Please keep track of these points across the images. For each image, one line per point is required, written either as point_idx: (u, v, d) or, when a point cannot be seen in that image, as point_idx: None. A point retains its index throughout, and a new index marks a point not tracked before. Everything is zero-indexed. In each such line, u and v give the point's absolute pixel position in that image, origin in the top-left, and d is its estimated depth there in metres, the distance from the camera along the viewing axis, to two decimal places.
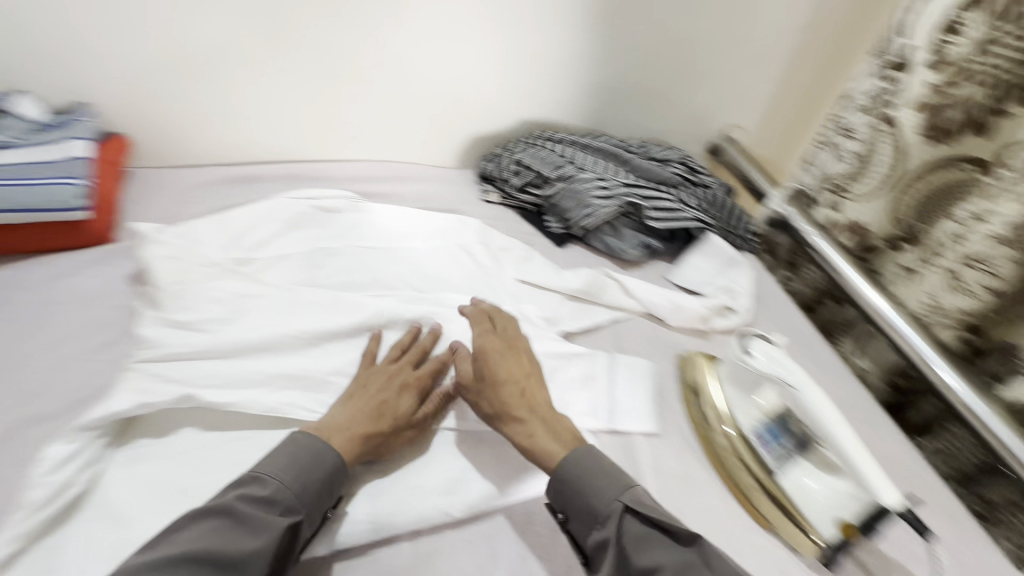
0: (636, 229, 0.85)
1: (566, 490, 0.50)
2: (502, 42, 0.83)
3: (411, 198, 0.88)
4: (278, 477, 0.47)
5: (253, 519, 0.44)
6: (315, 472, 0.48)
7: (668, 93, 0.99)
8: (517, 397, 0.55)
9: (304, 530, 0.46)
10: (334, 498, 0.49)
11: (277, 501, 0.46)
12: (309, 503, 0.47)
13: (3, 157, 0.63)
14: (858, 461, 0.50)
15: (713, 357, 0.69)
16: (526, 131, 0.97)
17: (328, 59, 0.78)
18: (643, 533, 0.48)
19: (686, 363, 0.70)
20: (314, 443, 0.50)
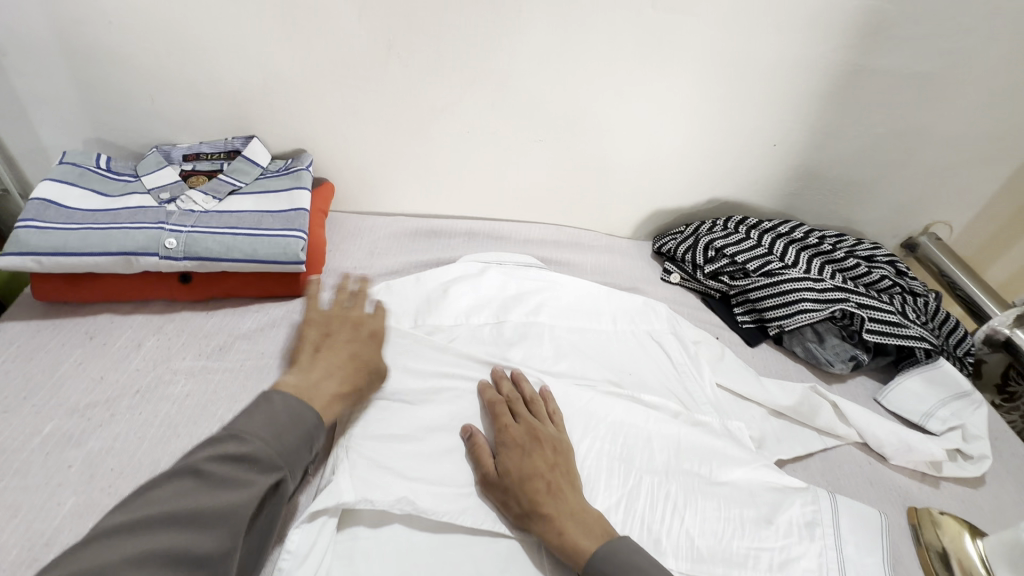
0: (844, 338, 0.75)
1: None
2: (716, 122, 0.78)
3: (589, 269, 0.83)
4: (271, 447, 0.43)
5: (225, 477, 0.40)
6: (291, 431, 0.45)
7: (878, 183, 0.89)
8: (545, 491, 0.50)
9: (286, 485, 0.44)
10: (313, 454, 0.47)
11: (257, 459, 0.42)
12: (288, 458, 0.44)
13: (242, 204, 0.66)
14: None
15: (966, 524, 0.58)
16: (712, 208, 0.91)
17: (538, 125, 0.76)
18: None
19: (924, 520, 0.59)
20: (291, 408, 0.47)
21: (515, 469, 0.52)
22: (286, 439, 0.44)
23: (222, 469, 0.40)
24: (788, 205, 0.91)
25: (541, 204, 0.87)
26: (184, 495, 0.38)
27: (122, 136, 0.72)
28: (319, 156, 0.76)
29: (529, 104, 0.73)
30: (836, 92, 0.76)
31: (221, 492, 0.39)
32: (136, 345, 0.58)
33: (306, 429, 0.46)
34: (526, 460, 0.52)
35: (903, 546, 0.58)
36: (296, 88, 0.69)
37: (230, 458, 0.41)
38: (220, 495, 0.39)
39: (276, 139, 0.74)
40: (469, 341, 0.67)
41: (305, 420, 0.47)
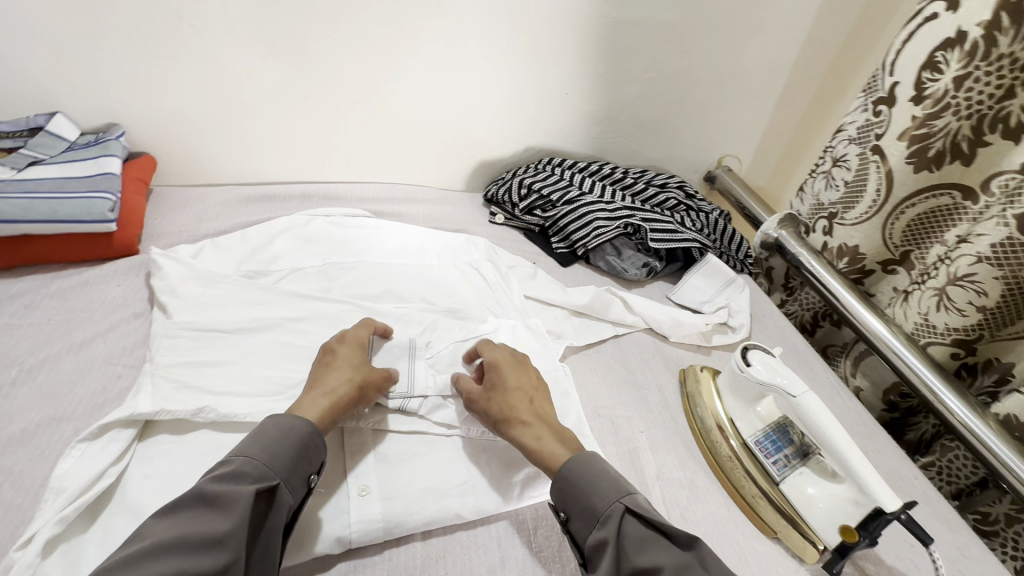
0: (638, 250, 0.88)
1: (571, 491, 0.50)
2: (511, 74, 0.89)
3: (420, 217, 0.92)
4: (268, 461, 0.47)
5: (224, 497, 0.43)
6: (282, 443, 0.48)
7: (666, 123, 1.04)
8: (526, 403, 0.57)
9: (282, 496, 0.46)
10: (311, 465, 0.49)
11: (248, 476, 0.45)
12: (285, 471, 0.47)
13: (47, 172, 0.68)
14: (859, 467, 0.51)
15: (715, 371, 0.71)
16: (531, 157, 1.02)
17: (347, 87, 0.82)
18: (643, 535, 0.47)
19: (688, 377, 0.71)
20: (292, 421, 0.50)
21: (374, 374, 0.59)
22: (282, 453, 0.47)
23: (216, 490, 0.43)
24: (596, 149, 1.04)
25: (373, 165, 0.94)
26: (187, 524, 0.41)
27: None
28: (135, 130, 0.79)
29: (330, 66, 0.80)
30: (605, 43, 0.89)
31: (212, 517, 0.42)
32: None
33: (309, 436, 0.49)
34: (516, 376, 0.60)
35: (669, 400, 0.70)
36: (93, 59, 0.72)
37: (223, 479, 0.44)
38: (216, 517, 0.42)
39: (85, 115, 0.76)
40: (292, 280, 0.72)
41: (302, 433, 0.49)
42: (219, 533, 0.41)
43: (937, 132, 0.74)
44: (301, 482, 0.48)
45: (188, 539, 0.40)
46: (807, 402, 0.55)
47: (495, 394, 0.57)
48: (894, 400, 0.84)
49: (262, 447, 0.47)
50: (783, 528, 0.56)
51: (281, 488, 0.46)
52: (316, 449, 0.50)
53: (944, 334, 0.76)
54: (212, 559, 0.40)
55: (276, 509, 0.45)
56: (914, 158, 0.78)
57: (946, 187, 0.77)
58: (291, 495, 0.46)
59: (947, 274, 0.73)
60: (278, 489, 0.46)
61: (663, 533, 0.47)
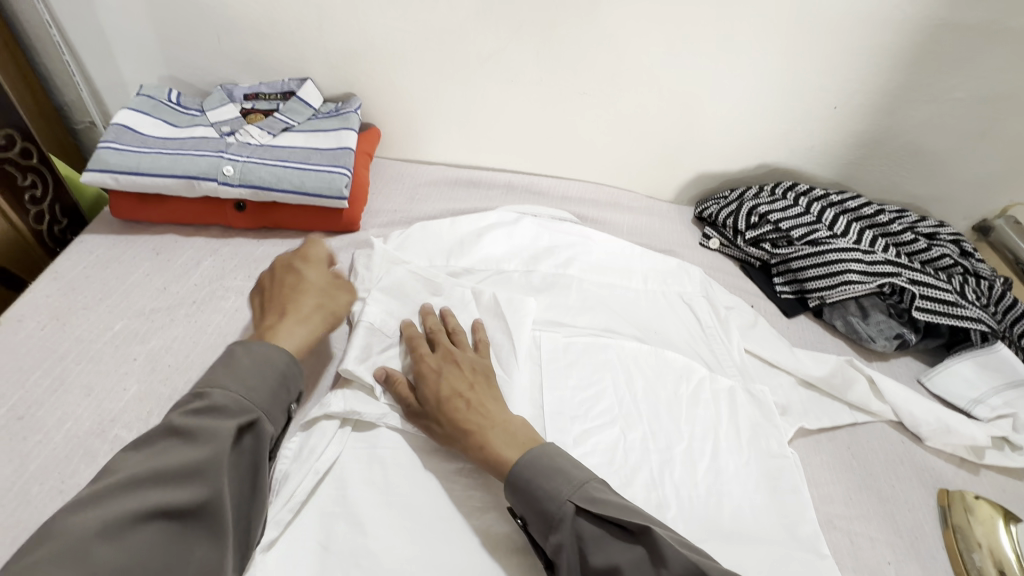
0: (891, 316, 0.72)
1: (523, 495, 0.46)
2: (771, 77, 0.74)
3: (624, 229, 0.83)
4: (246, 394, 0.45)
5: (200, 431, 0.41)
6: (267, 378, 0.46)
7: (954, 156, 0.82)
8: (464, 411, 0.50)
9: (265, 428, 0.45)
10: (289, 395, 0.48)
11: (227, 410, 0.43)
12: (263, 402, 0.45)
13: (295, 140, 0.70)
14: None
15: (996, 507, 0.56)
16: (762, 176, 0.87)
17: (583, 76, 0.75)
18: (597, 534, 0.43)
19: (954, 503, 0.57)
20: (270, 355, 0.48)
21: (432, 394, 0.51)
22: (258, 384, 0.46)
23: (193, 425, 0.41)
24: (848, 175, 0.85)
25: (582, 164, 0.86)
26: (160, 455, 0.39)
27: (192, 75, 0.77)
28: (369, 101, 0.79)
29: (574, 51, 0.72)
30: (910, 52, 0.70)
31: (185, 450, 0.40)
32: (193, 264, 0.64)
33: (285, 366, 0.48)
34: (448, 383, 0.52)
35: (925, 526, 0.56)
36: (351, 28, 0.71)
37: (200, 412, 0.42)
38: (182, 450, 0.40)
39: (330, 84, 0.77)
40: (498, 283, 0.68)
41: (278, 363, 0.48)
42: (193, 465, 0.39)
43: None
44: (280, 412, 0.47)
45: (171, 471, 0.38)
46: None
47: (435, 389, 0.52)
48: None
49: (240, 380, 0.45)
50: None
51: (263, 420, 0.45)
52: (291, 375, 0.49)
53: None
54: (195, 489, 0.39)
55: (264, 440, 0.44)
56: None
57: None
58: (271, 425, 0.45)
59: None
60: (260, 421, 0.44)
61: (619, 527, 0.42)
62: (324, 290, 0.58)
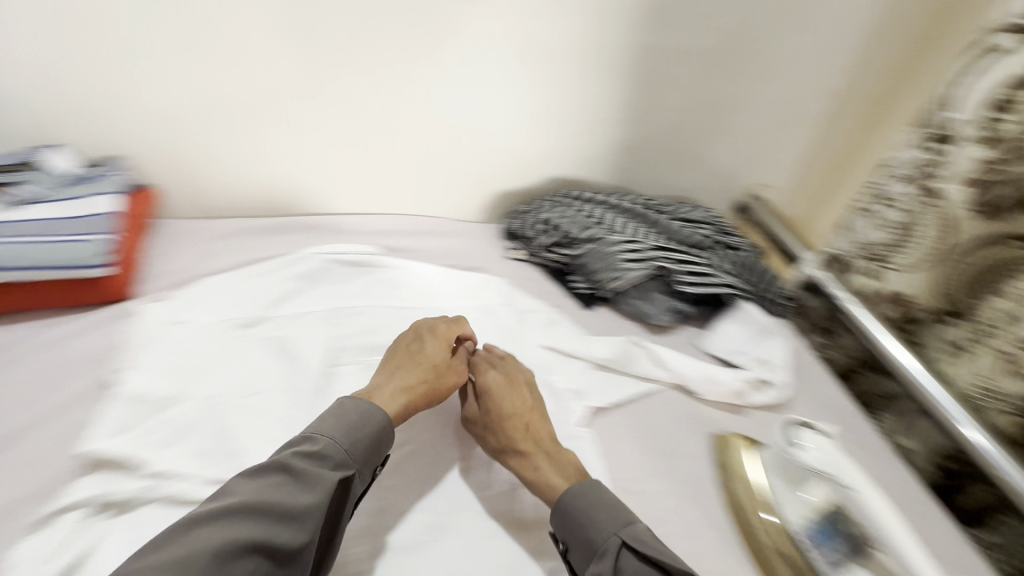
0: (667, 293, 0.82)
1: (567, 521, 0.52)
2: (531, 101, 0.84)
3: (433, 253, 0.87)
4: (349, 447, 0.50)
5: (309, 475, 0.46)
6: (360, 432, 0.51)
7: (699, 152, 0.98)
8: (523, 432, 0.58)
9: (354, 486, 0.49)
10: (381, 458, 0.52)
11: (325, 459, 0.48)
12: (358, 461, 0.50)
13: (38, 211, 0.64)
14: None
15: (753, 441, 0.65)
16: (553, 188, 0.96)
17: (362, 116, 0.79)
18: (642, 570, 0.48)
19: (721, 444, 0.65)
20: (359, 406, 0.53)
21: (498, 410, 0.59)
22: (358, 440, 0.51)
23: (301, 467, 0.46)
24: (624, 178, 0.98)
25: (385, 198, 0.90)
26: (271, 491, 0.44)
27: None
28: (142, 161, 0.77)
29: (342, 92, 0.76)
30: (634, 72, 0.83)
31: (295, 492, 0.45)
32: None
33: (382, 430, 0.53)
34: (511, 402, 0.60)
35: (702, 469, 0.64)
36: (103, 90, 0.69)
37: (304, 458, 0.47)
38: (297, 493, 0.45)
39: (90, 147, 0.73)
40: (298, 325, 0.67)
41: (375, 421, 0.53)
42: (295, 510, 0.44)
43: (1008, 177, 0.65)
44: (369, 471, 0.51)
45: (281, 505, 0.44)
46: None
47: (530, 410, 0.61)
48: (947, 465, 0.77)
49: (345, 433, 0.50)
50: None
51: (354, 480, 0.49)
52: (381, 441, 0.52)
53: (1009, 402, 0.68)
54: (295, 530, 0.44)
55: (352, 497, 0.49)
56: (976, 207, 0.70)
57: (1008, 236, 0.67)
58: (360, 483, 0.50)
59: (1012, 336, 0.67)
60: (354, 479, 0.49)
61: (664, 570, 0.48)
62: (440, 350, 0.62)
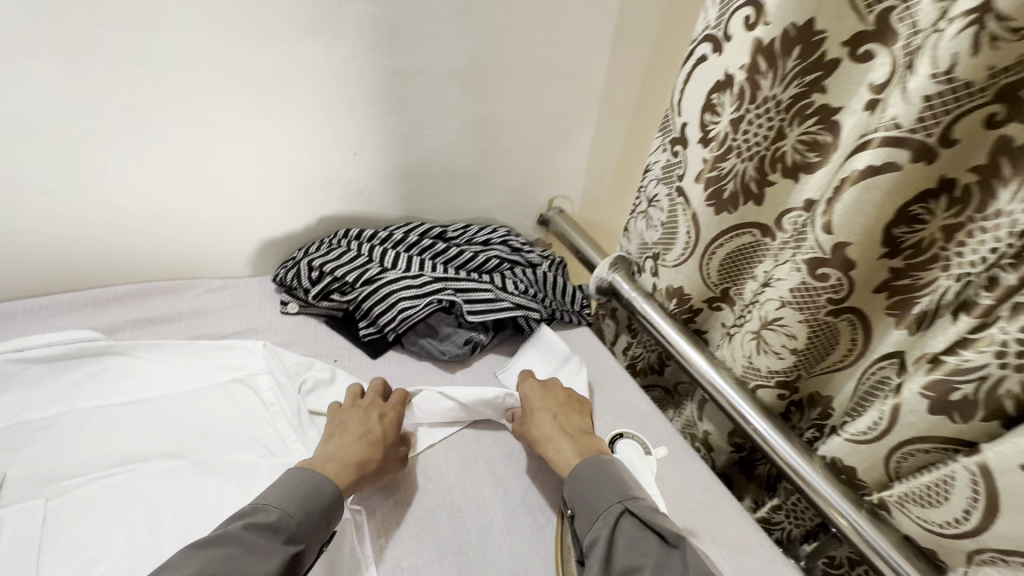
0: (458, 324, 0.78)
1: (579, 487, 0.56)
2: (273, 138, 0.75)
3: (185, 324, 0.74)
4: (301, 517, 0.49)
5: (261, 546, 0.46)
6: (314, 501, 0.51)
7: (484, 172, 0.96)
8: (551, 419, 0.64)
9: (304, 559, 0.48)
10: (327, 532, 0.51)
11: (280, 530, 0.48)
12: (309, 535, 0.49)
13: None
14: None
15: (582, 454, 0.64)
16: (333, 228, 0.88)
17: (43, 173, 0.65)
18: (637, 535, 0.50)
19: None
20: (318, 475, 0.53)
21: (532, 404, 0.67)
22: (312, 515, 0.50)
23: (252, 536, 0.46)
24: (410, 209, 0.93)
25: (120, 268, 0.78)
26: (225, 560, 0.43)
27: None
28: None
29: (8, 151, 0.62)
30: (384, 97, 0.78)
31: (251, 562, 0.44)
32: None
33: (336, 496, 0.52)
34: (540, 400, 0.67)
35: (495, 517, 0.59)
36: None
37: (259, 528, 0.47)
38: (247, 562, 0.44)
39: None
40: None
41: (329, 492, 0.52)
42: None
43: (727, 174, 0.71)
44: (323, 543, 0.51)
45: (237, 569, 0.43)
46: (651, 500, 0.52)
47: (539, 403, 0.67)
48: (739, 442, 0.83)
49: (298, 502, 0.50)
50: None
51: (305, 553, 0.49)
52: (336, 505, 0.52)
53: (768, 376, 0.73)
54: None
55: (302, 573, 0.48)
56: (711, 201, 0.74)
57: (749, 225, 0.75)
58: (308, 558, 0.49)
59: (759, 317, 0.71)
60: (303, 553, 0.48)
61: (658, 535, 0.50)
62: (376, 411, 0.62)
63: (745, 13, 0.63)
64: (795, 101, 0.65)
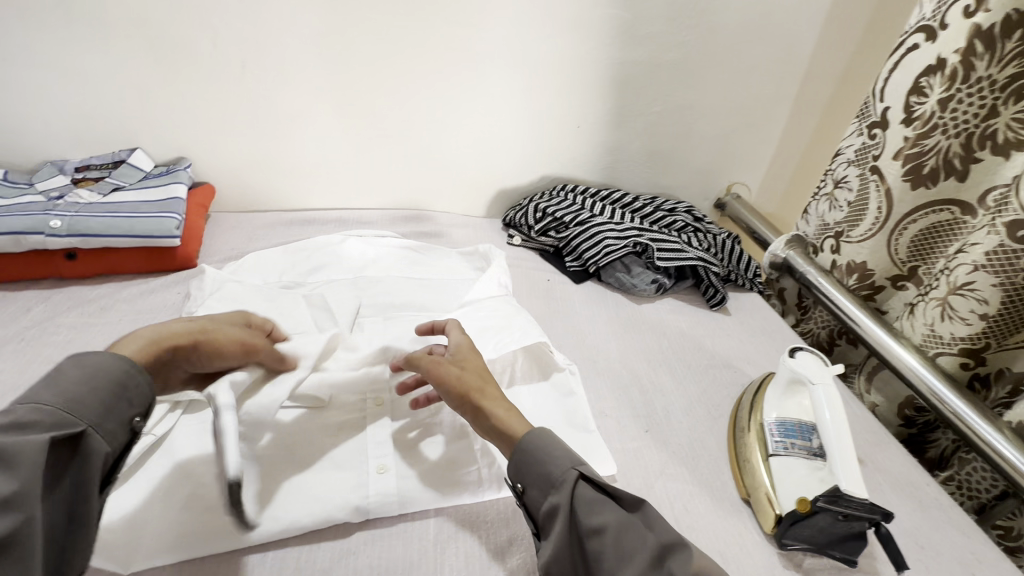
0: (648, 267, 0.94)
1: (525, 463, 0.50)
2: (525, 109, 0.99)
3: (445, 240, 1.01)
4: (70, 405, 0.42)
5: (7, 454, 0.37)
6: (91, 389, 0.44)
7: (678, 152, 1.11)
8: (488, 388, 0.56)
9: (93, 444, 0.43)
10: (121, 403, 0.46)
11: (42, 425, 0.40)
12: (93, 419, 0.43)
13: (125, 197, 0.80)
14: (837, 450, 0.54)
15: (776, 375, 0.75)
16: (549, 186, 1.10)
17: (379, 123, 0.95)
18: (593, 498, 0.47)
19: (760, 379, 0.76)
20: (123, 355, 0.48)
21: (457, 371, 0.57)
22: (85, 397, 0.43)
23: (0, 442, 0.38)
24: (610, 178, 1.12)
25: (402, 199, 1.07)
26: None
27: (25, 154, 0.87)
28: (200, 164, 0.94)
29: (368, 104, 0.92)
30: (612, 81, 0.98)
31: None
32: (23, 312, 0.71)
33: (125, 375, 0.47)
34: (471, 366, 0.58)
35: (676, 403, 0.73)
36: (174, 104, 0.87)
37: (10, 429, 0.39)
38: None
39: (158, 150, 0.90)
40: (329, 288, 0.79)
41: (117, 371, 0.47)
42: (2, 496, 0.36)
43: (928, 150, 0.79)
44: (119, 428, 0.45)
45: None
46: (825, 392, 0.60)
47: (461, 366, 0.58)
48: (909, 414, 0.85)
49: (65, 394, 0.43)
50: (754, 491, 0.60)
51: (91, 435, 0.43)
52: (134, 387, 0.47)
53: (952, 344, 0.77)
54: (9, 515, 0.36)
55: (82, 455, 0.42)
56: (909, 176, 0.82)
57: (944, 202, 0.80)
58: (104, 442, 0.44)
59: (948, 284, 0.75)
60: (88, 437, 0.43)
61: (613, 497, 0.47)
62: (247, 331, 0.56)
63: (965, 3, 0.71)
64: (1013, 82, 0.70)
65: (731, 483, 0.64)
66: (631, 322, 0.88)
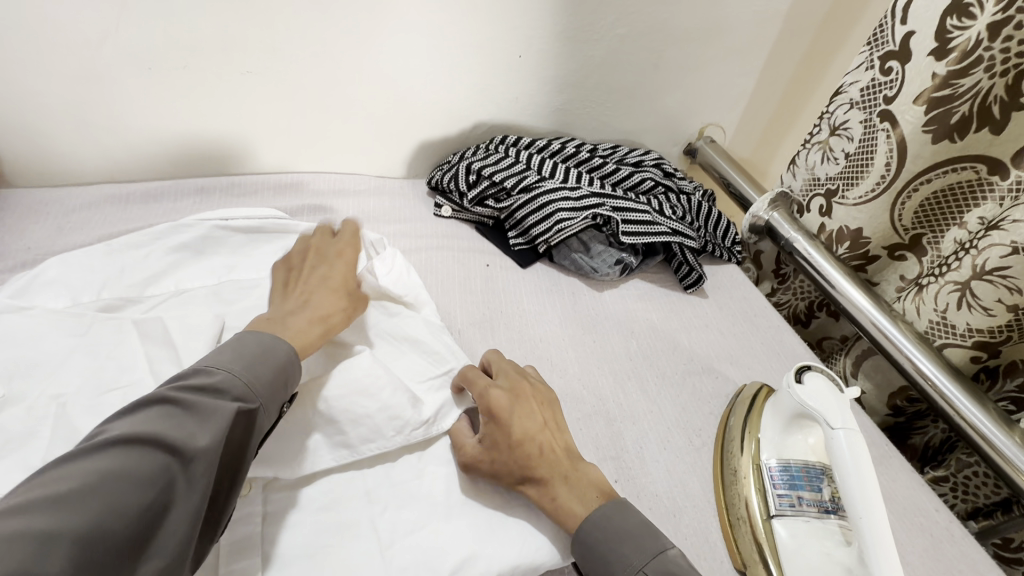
0: (610, 244, 0.76)
1: (590, 560, 0.43)
2: (445, 33, 0.73)
3: (351, 215, 0.77)
4: (248, 380, 0.41)
5: (205, 408, 0.38)
6: (261, 363, 0.43)
7: (644, 88, 0.89)
8: (539, 456, 0.47)
9: (260, 421, 0.41)
10: (286, 395, 0.44)
11: (226, 392, 0.39)
12: (264, 394, 0.42)
13: None
14: (868, 528, 0.42)
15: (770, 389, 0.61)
16: (485, 135, 0.87)
17: (240, 53, 0.68)
18: None
19: (743, 390, 0.63)
20: (261, 339, 0.45)
21: (505, 438, 0.47)
22: (257, 373, 0.42)
23: (195, 399, 0.38)
24: (561, 122, 0.90)
25: (292, 158, 0.81)
26: (164, 423, 0.36)
27: None
28: None
29: (217, 26, 0.65)
30: None
31: (189, 427, 0.36)
32: None
33: (285, 362, 0.44)
34: (522, 423, 0.48)
35: (649, 433, 0.58)
36: None
37: (199, 388, 0.39)
38: (193, 424, 0.37)
39: None
40: (173, 306, 0.56)
41: (279, 356, 0.44)
42: (197, 446, 0.36)
43: (963, 93, 0.61)
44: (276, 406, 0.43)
45: (164, 439, 0.35)
46: (847, 439, 0.45)
47: (517, 426, 0.48)
48: (900, 404, 0.74)
49: (243, 364, 0.42)
50: (754, 563, 0.48)
51: (259, 412, 0.41)
52: (290, 372, 0.44)
53: (966, 335, 0.65)
54: (177, 472, 0.34)
55: (252, 432, 0.40)
56: (929, 124, 0.65)
57: (970, 159, 0.64)
58: (265, 419, 0.41)
59: (972, 265, 0.62)
60: (257, 413, 0.41)
61: None
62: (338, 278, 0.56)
63: None
64: None
65: (722, 546, 0.51)
66: (591, 317, 0.71)
